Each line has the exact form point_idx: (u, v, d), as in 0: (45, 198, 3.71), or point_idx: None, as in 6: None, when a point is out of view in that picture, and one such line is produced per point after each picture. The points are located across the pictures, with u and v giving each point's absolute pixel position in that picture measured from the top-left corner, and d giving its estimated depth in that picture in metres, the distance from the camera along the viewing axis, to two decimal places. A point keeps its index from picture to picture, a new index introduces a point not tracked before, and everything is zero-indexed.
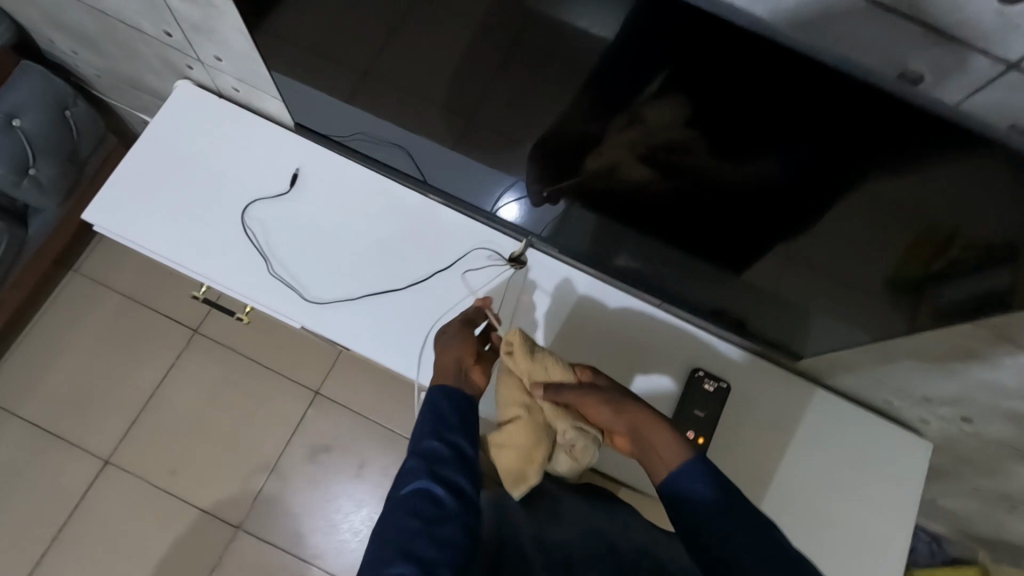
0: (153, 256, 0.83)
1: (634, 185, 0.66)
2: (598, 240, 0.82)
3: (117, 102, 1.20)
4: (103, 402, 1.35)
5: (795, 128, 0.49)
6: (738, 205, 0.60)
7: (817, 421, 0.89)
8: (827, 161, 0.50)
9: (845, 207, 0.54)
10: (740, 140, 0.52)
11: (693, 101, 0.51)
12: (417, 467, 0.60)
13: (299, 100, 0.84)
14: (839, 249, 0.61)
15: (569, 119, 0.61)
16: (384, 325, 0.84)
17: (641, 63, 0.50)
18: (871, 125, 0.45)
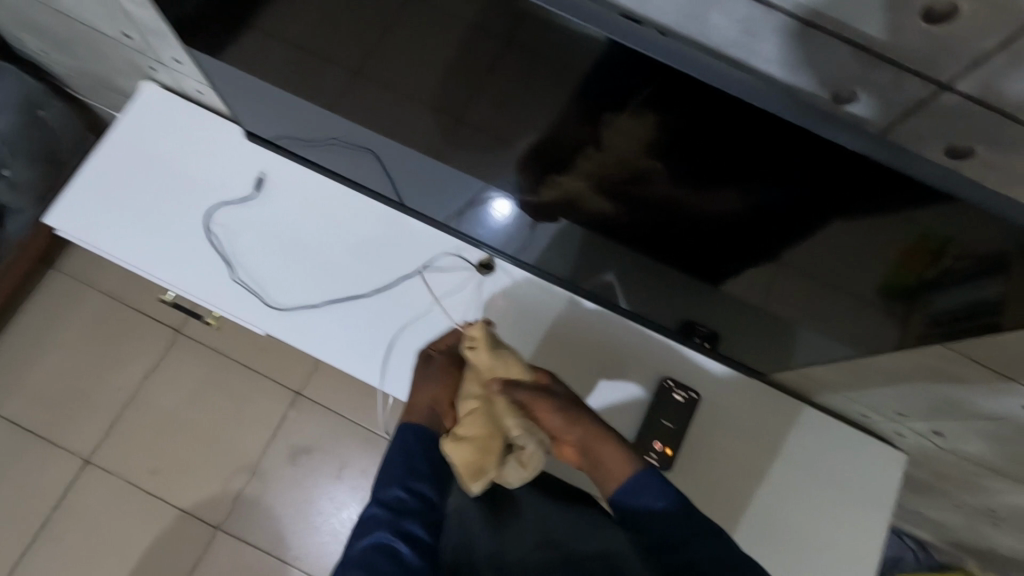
0: (120, 261, 0.86)
1: (601, 201, 0.63)
2: (571, 252, 0.79)
3: (94, 101, 1.19)
4: (84, 401, 1.35)
5: (757, 147, 0.46)
6: (706, 221, 0.57)
7: (795, 433, 0.88)
8: (795, 177, 0.47)
9: (822, 221, 0.50)
10: (703, 161, 0.50)
11: (653, 121, 0.48)
12: (380, 518, 0.61)
13: (251, 100, 0.80)
14: (821, 260, 0.56)
15: (527, 131, 0.57)
16: (347, 333, 0.85)
17: (589, 78, 0.46)
18: (828, 161, 0.44)
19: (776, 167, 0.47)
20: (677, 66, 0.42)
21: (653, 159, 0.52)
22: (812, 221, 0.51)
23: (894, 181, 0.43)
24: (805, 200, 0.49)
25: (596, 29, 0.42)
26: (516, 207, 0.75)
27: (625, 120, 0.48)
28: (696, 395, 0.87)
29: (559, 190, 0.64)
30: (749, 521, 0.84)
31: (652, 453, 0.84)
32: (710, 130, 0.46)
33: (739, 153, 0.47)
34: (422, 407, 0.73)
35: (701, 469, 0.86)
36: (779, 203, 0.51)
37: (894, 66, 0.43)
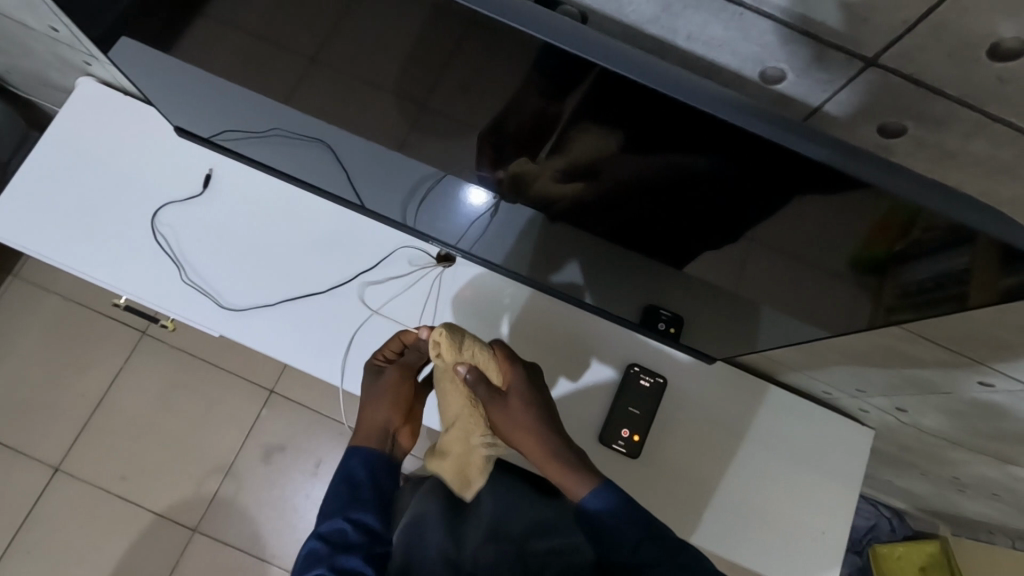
0: (63, 266, 0.83)
1: (564, 187, 0.59)
2: (539, 244, 0.77)
3: (37, 99, 1.14)
4: (49, 409, 1.32)
5: (705, 130, 0.43)
6: (676, 200, 0.54)
7: (761, 412, 0.88)
8: (751, 156, 0.44)
9: (777, 204, 0.48)
10: (655, 137, 0.46)
11: (596, 103, 0.44)
12: (319, 554, 0.63)
13: (192, 99, 0.77)
14: (782, 240, 0.54)
15: (473, 117, 0.54)
16: (304, 333, 0.83)
17: (509, 66, 0.45)
18: (774, 144, 0.42)
19: (727, 144, 0.44)
20: (601, 61, 0.40)
21: (600, 133, 0.47)
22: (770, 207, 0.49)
23: (831, 175, 0.42)
24: (760, 187, 0.47)
25: (514, 28, 0.41)
26: (474, 203, 0.74)
27: (566, 95, 0.45)
28: (664, 379, 0.87)
29: (513, 169, 0.60)
30: (715, 502, 0.84)
31: (620, 440, 0.84)
32: (655, 107, 0.42)
33: (687, 127, 0.43)
34: (374, 430, 0.73)
35: (666, 453, 0.86)
36: (735, 191, 0.49)
37: (816, 42, 0.41)
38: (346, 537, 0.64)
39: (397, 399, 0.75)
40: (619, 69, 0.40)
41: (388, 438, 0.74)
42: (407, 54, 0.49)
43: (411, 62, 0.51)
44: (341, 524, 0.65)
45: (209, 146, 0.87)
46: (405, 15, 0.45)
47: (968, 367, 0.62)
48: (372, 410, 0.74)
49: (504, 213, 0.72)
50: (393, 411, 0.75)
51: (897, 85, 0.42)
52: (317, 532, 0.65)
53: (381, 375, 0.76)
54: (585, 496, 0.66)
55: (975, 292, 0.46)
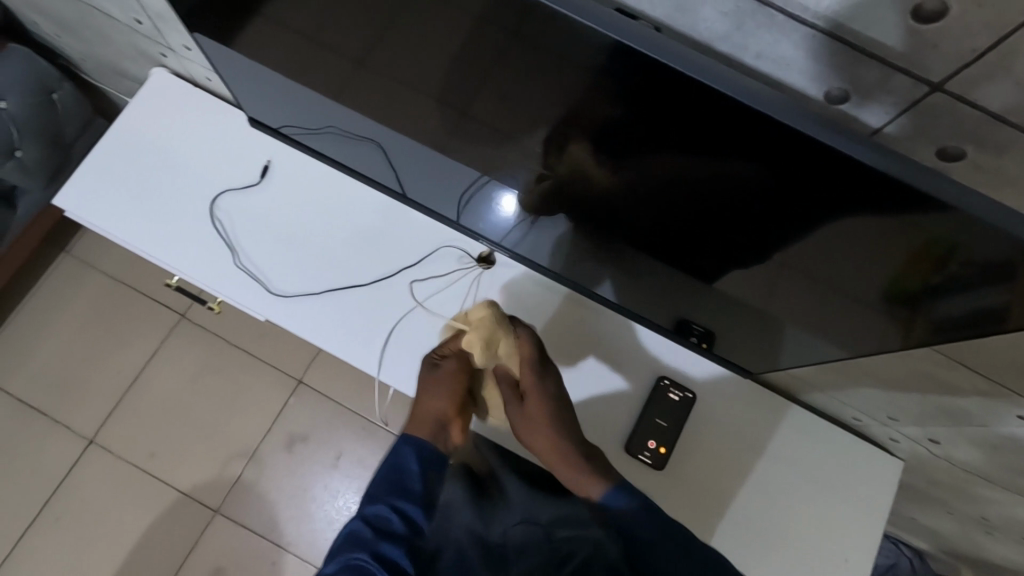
0: (127, 244, 0.88)
1: (603, 184, 0.61)
2: (576, 249, 0.79)
3: (105, 85, 1.20)
4: (88, 383, 1.37)
5: (755, 139, 0.44)
6: (713, 210, 0.55)
7: (788, 434, 0.88)
8: (799, 171, 0.45)
9: (824, 227, 0.50)
10: (703, 141, 0.47)
11: (651, 102, 0.46)
12: (363, 537, 0.65)
13: (262, 91, 0.82)
14: (825, 263, 0.55)
15: (531, 113, 0.56)
16: (346, 323, 0.86)
17: (575, 67, 0.47)
18: (824, 163, 0.43)
19: (776, 161, 0.46)
20: (667, 61, 0.42)
21: (651, 139, 0.50)
22: (815, 225, 0.50)
23: (889, 189, 0.42)
24: (806, 205, 0.48)
25: (593, 30, 0.43)
26: (517, 204, 0.77)
27: (629, 100, 0.47)
28: (693, 395, 0.88)
29: (558, 170, 0.63)
30: (736, 518, 0.84)
31: (646, 451, 0.85)
32: (713, 117, 0.44)
33: (741, 139, 0.45)
34: (427, 418, 0.77)
35: (690, 467, 0.86)
36: (778, 207, 0.51)
37: (881, 65, 0.42)
38: (388, 524, 0.67)
39: (452, 388, 0.79)
40: (689, 73, 0.42)
41: (438, 429, 0.78)
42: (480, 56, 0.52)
43: (481, 63, 0.53)
44: (385, 511, 0.68)
45: (274, 134, 0.91)
46: (484, 22, 0.48)
47: (1008, 401, 0.62)
48: (427, 399, 0.78)
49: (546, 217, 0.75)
50: (447, 402, 0.78)
51: (963, 110, 0.43)
52: (364, 516, 0.68)
53: (436, 367, 0.79)
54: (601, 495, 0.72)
55: (1013, 315, 0.48)
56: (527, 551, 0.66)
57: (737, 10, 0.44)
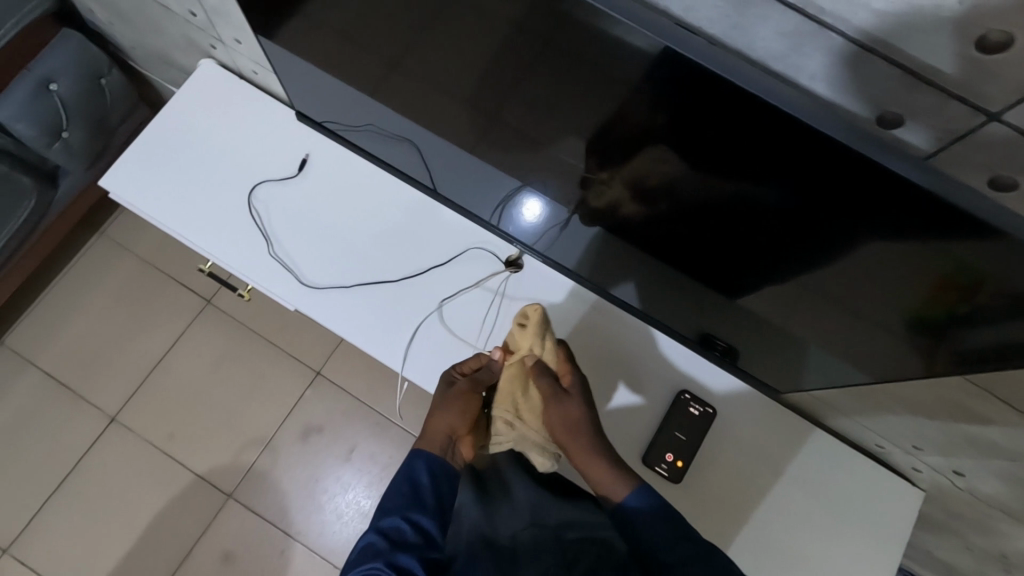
0: (166, 228, 0.91)
1: (636, 194, 0.61)
2: (604, 256, 0.79)
3: (151, 73, 1.24)
4: (114, 362, 1.40)
5: (799, 155, 0.45)
6: (747, 226, 0.55)
7: (807, 456, 0.87)
8: (839, 189, 0.45)
9: (858, 251, 0.50)
10: (745, 156, 0.48)
11: (697, 112, 0.47)
12: (378, 548, 0.62)
13: (307, 84, 0.84)
14: (855, 288, 0.55)
15: (573, 121, 0.57)
16: (372, 318, 0.88)
17: (625, 77, 0.48)
18: (862, 180, 0.43)
19: (811, 175, 0.46)
20: (720, 72, 0.42)
21: (687, 149, 0.51)
22: (850, 247, 0.50)
23: (927, 210, 0.43)
24: (839, 225, 0.48)
25: (648, 39, 0.43)
26: (545, 208, 0.78)
27: (669, 106, 0.48)
28: (714, 411, 0.87)
29: (590, 175, 0.64)
30: (749, 536, 0.84)
31: (663, 464, 0.85)
32: (754, 128, 0.45)
33: (779, 153, 0.46)
34: (437, 434, 0.76)
35: (705, 482, 0.86)
36: (816, 228, 0.51)
37: (938, 91, 0.42)
38: (401, 534, 0.64)
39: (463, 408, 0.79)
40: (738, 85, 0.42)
41: (449, 443, 0.76)
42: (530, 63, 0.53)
43: (530, 70, 0.54)
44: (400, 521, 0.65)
45: (315, 127, 0.93)
46: (538, 31, 0.49)
47: None
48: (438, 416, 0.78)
49: (576, 223, 0.76)
50: (460, 418, 0.78)
51: (1018, 143, 0.42)
52: (379, 527, 0.65)
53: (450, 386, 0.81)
54: (624, 494, 0.67)
55: None
56: (538, 551, 0.67)
57: (796, 27, 0.44)
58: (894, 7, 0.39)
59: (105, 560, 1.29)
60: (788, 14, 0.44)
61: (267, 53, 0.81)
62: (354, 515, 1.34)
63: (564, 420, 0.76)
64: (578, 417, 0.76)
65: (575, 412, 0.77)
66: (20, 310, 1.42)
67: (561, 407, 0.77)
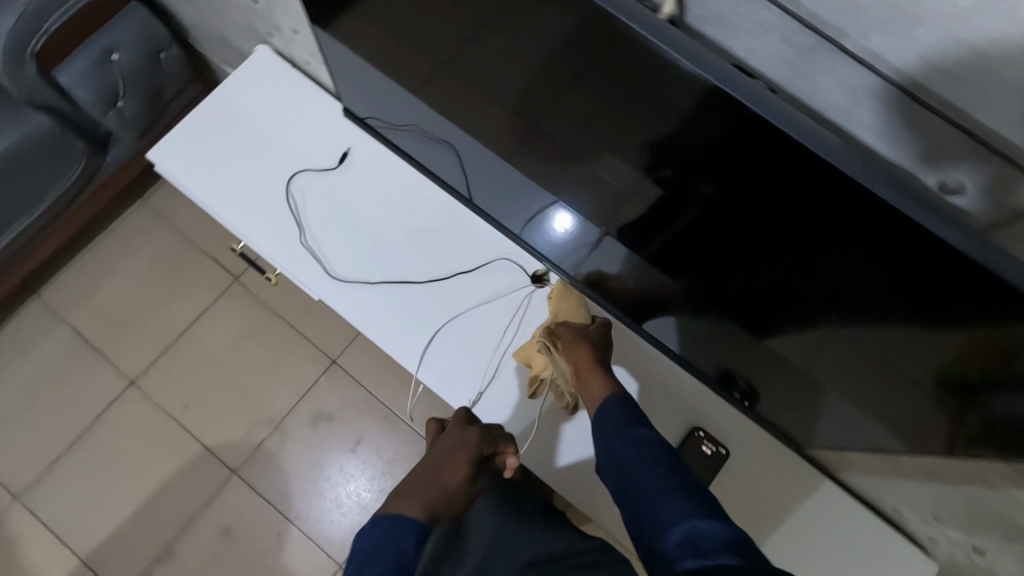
0: (203, 206, 0.93)
1: (663, 214, 0.60)
2: (626, 278, 0.79)
3: (208, 52, 1.27)
4: (140, 327, 1.43)
5: (824, 194, 0.43)
6: (772, 260, 0.54)
7: (817, 511, 0.85)
8: (866, 235, 0.44)
9: (886, 301, 0.48)
10: (770, 188, 0.47)
11: (723, 141, 0.46)
12: None
13: (356, 80, 0.85)
14: (877, 336, 0.53)
15: (611, 139, 0.57)
16: (395, 318, 0.88)
17: (670, 108, 0.47)
18: (895, 234, 0.42)
19: (843, 225, 0.45)
20: (748, 103, 0.42)
21: (719, 187, 0.50)
22: (878, 300, 0.49)
23: (960, 272, 0.41)
24: (868, 276, 0.47)
25: (697, 72, 0.43)
26: (574, 223, 0.77)
27: (708, 142, 0.47)
28: (727, 452, 0.86)
29: (625, 198, 0.64)
30: None
31: None
32: (791, 171, 0.44)
33: (813, 199, 0.45)
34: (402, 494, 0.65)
35: None
36: (841, 273, 0.49)
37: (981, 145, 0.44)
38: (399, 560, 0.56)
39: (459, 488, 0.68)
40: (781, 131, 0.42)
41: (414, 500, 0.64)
42: (577, 75, 0.52)
43: (582, 83, 0.53)
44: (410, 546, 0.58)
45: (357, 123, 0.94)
46: (600, 49, 0.48)
47: None
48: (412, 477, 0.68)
49: (605, 245, 0.76)
50: (433, 475, 0.68)
51: None
52: None
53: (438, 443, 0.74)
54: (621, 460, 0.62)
55: None
56: None
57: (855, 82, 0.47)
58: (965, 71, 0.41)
59: (108, 519, 1.32)
60: (852, 66, 0.46)
61: (322, 45, 0.82)
62: (353, 507, 1.34)
63: (575, 340, 0.78)
64: (585, 342, 0.78)
65: (582, 337, 0.78)
66: (59, 266, 1.46)
67: (576, 334, 0.79)
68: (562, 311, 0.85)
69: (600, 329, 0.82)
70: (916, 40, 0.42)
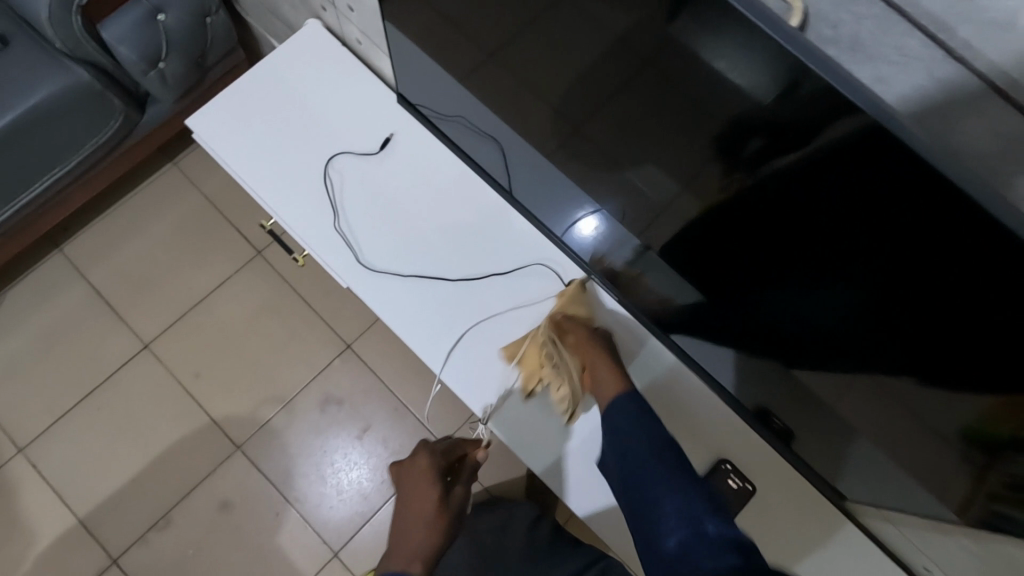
0: (235, 176, 0.90)
1: (716, 212, 0.56)
2: (663, 288, 0.75)
3: (255, 20, 1.25)
4: (158, 290, 1.42)
5: (908, 199, 0.39)
6: (834, 275, 0.49)
7: (840, 564, 0.80)
8: (950, 253, 0.39)
9: (962, 331, 0.43)
10: (843, 188, 0.42)
11: (798, 130, 0.42)
12: None
13: (406, 62, 0.82)
14: (935, 373, 0.48)
15: (669, 133, 0.53)
16: (420, 313, 0.85)
17: (753, 112, 0.44)
18: (987, 257, 0.37)
19: (920, 233, 0.40)
20: (829, 78, 0.37)
21: (787, 187, 0.46)
22: (952, 325, 0.43)
23: None
24: (941, 295, 0.42)
25: (755, 83, 0.42)
26: (606, 225, 0.76)
27: (780, 138, 0.43)
28: (752, 488, 0.82)
29: (673, 211, 0.62)
30: None
31: None
32: (859, 162, 0.40)
33: (884, 198, 0.40)
34: (399, 546, 0.79)
35: None
36: (914, 297, 0.44)
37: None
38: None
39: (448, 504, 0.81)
40: (846, 125, 0.38)
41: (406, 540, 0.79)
42: (656, 73, 0.49)
43: (660, 83, 0.49)
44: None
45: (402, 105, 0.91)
46: (693, 45, 0.44)
47: None
48: (397, 523, 0.82)
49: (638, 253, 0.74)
50: (413, 508, 0.81)
51: None
52: None
53: (402, 488, 0.84)
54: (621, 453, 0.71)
55: None
56: None
57: (994, 133, 0.42)
58: None
59: (109, 480, 1.31)
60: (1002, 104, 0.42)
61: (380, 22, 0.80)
62: (353, 496, 1.32)
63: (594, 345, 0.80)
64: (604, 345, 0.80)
65: (590, 334, 0.81)
66: (85, 221, 1.45)
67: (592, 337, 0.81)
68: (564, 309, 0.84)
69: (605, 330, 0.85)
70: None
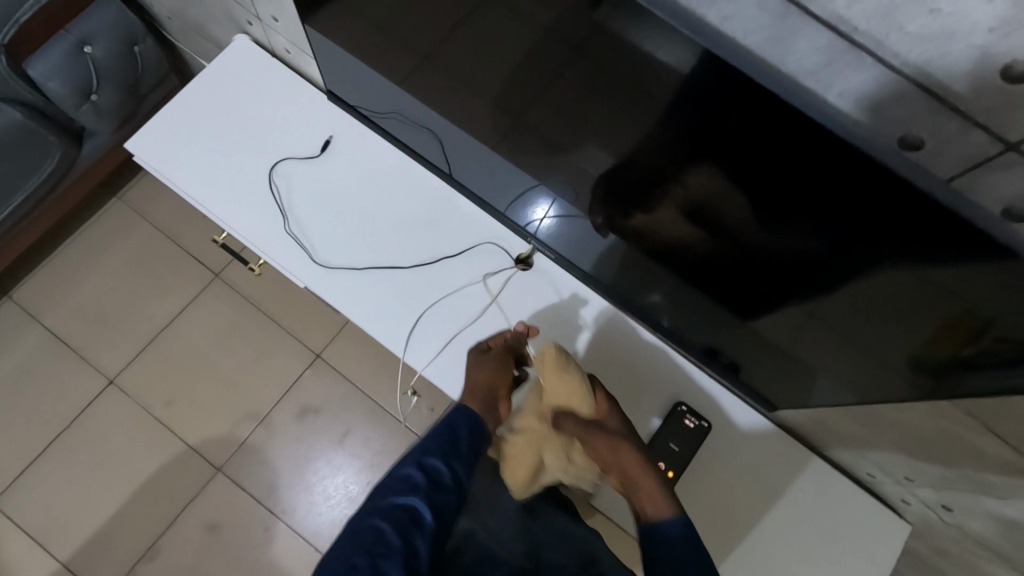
0: (181, 193, 0.92)
1: (673, 210, 0.61)
2: (626, 265, 0.80)
3: (184, 44, 1.27)
4: (118, 324, 1.41)
5: (834, 178, 0.44)
6: (781, 254, 0.55)
7: (795, 484, 0.87)
8: (875, 220, 0.45)
9: (892, 284, 0.49)
10: (776, 175, 0.48)
11: (732, 126, 0.47)
12: (415, 484, 0.64)
13: (327, 57, 0.86)
14: (876, 320, 0.54)
15: (597, 114, 0.58)
16: (380, 303, 0.89)
17: (666, 90, 0.49)
18: (906, 216, 0.43)
19: (849, 206, 0.45)
20: (754, 73, 0.42)
21: (729, 177, 0.52)
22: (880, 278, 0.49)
23: (959, 249, 0.42)
24: (870, 259, 0.48)
25: (681, 61, 0.46)
26: (553, 204, 0.80)
27: (718, 130, 0.48)
28: (709, 425, 0.87)
29: (622, 196, 0.67)
30: (740, 556, 0.84)
31: None
32: (815, 153, 0.44)
33: (834, 186, 0.45)
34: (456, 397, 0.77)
35: (696, 492, 0.87)
36: (848, 262, 0.50)
37: (962, 118, 0.42)
38: (411, 483, 0.64)
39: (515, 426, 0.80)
40: (758, 107, 0.44)
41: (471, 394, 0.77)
42: (566, 49, 0.53)
43: (564, 53, 0.54)
44: (441, 466, 0.65)
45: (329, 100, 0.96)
46: (612, 27, 0.48)
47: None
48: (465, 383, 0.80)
49: (576, 222, 0.79)
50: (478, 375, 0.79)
51: None
52: (421, 463, 0.65)
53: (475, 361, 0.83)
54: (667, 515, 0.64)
55: None
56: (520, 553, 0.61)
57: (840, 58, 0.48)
58: (921, 30, 0.39)
59: (90, 518, 1.30)
60: (821, 29, 0.43)
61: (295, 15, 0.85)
62: (340, 501, 1.34)
63: (609, 450, 0.73)
64: (622, 444, 0.73)
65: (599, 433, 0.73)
66: (33, 265, 1.43)
67: (604, 437, 0.73)
68: (556, 388, 0.77)
69: (612, 406, 0.76)
70: (905, 23, 0.40)
